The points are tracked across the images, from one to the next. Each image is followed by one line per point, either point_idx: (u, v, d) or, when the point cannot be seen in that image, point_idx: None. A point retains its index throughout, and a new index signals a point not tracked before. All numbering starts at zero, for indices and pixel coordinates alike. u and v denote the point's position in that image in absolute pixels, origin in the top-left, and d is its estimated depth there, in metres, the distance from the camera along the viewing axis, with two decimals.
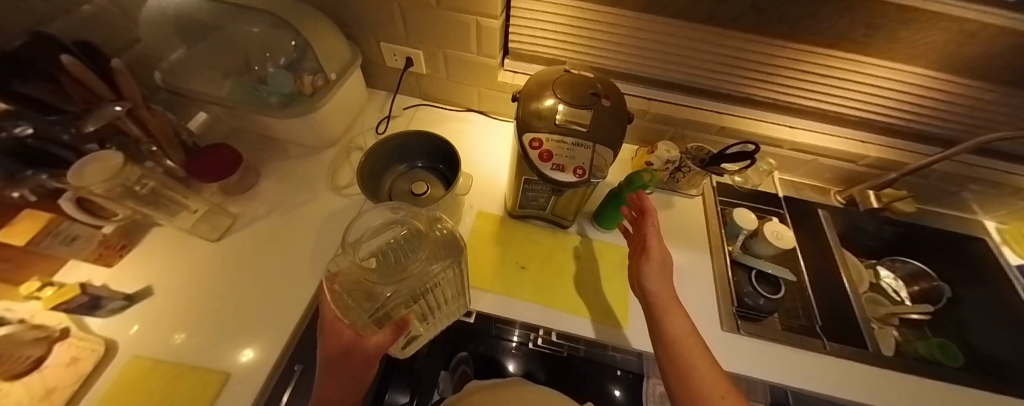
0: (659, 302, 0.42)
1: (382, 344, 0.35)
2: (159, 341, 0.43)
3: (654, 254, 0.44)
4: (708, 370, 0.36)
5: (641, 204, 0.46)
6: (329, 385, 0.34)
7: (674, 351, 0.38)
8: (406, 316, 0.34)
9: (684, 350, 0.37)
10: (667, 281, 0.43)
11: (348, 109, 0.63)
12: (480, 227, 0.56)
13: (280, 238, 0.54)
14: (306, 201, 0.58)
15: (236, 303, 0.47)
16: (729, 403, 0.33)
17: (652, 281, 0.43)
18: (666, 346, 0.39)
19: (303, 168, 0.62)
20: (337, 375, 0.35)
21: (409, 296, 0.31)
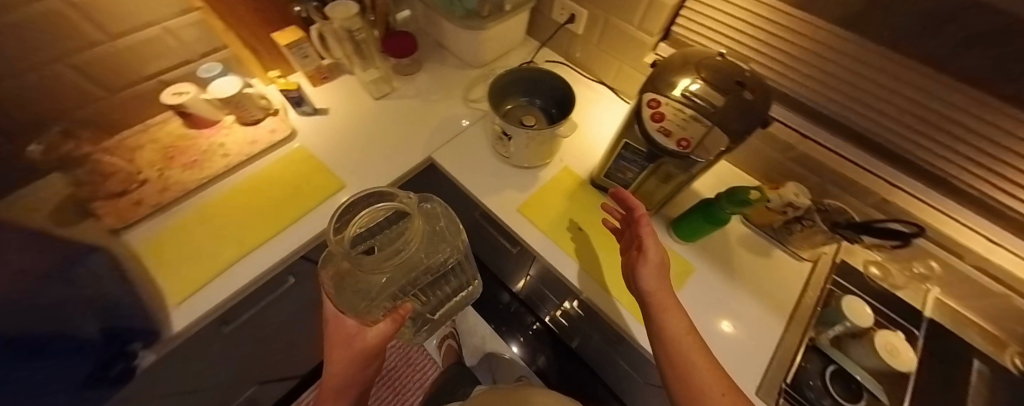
0: (658, 302, 0.40)
1: (380, 335, 0.41)
2: (313, 167, 0.58)
3: (652, 254, 0.42)
4: (708, 366, 0.35)
5: (625, 201, 0.45)
6: (334, 374, 0.42)
7: (673, 353, 0.36)
8: (400, 305, 0.40)
9: (682, 350, 0.36)
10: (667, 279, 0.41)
11: (504, 42, 0.71)
12: (560, 179, 0.60)
13: (413, 118, 0.65)
14: (441, 100, 0.68)
15: (363, 159, 0.59)
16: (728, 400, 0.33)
17: (648, 281, 0.41)
18: (660, 343, 0.38)
19: (449, 75, 0.72)
20: (343, 358, 0.41)
21: (400, 284, 0.36)
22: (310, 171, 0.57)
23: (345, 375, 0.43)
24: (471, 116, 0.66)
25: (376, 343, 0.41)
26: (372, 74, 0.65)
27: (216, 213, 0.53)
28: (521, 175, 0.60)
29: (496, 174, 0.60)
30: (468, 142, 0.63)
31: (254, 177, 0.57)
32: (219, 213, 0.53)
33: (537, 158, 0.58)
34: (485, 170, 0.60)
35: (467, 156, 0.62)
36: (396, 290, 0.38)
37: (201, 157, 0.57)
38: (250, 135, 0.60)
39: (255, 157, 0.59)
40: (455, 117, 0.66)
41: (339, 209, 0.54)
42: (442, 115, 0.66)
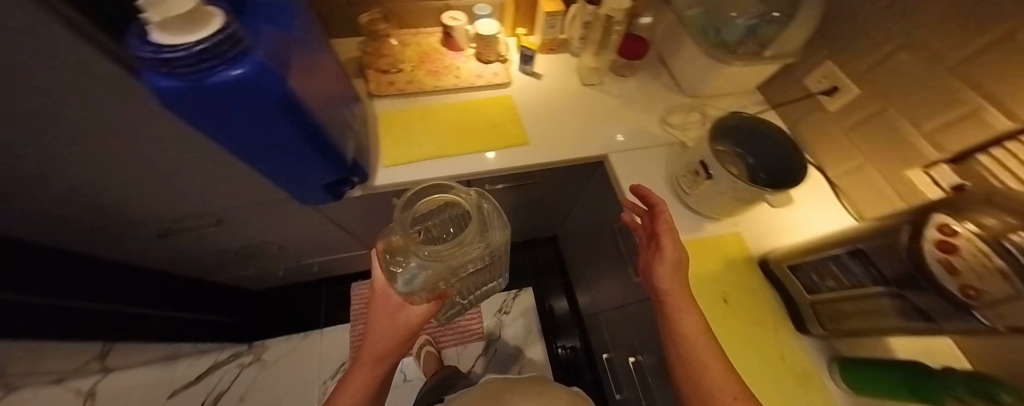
0: (672, 301, 0.43)
1: (422, 311, 0.48)
2: (509, 113, 0.65)
3: (669, 252, 0.44)
4: (718, 372, 0.37)
5: (644, 196, 0.47)
6: (377, 337, 0.47)
7: (685, 355, 0.39)
8: (442, 290, 0.46)
9: (695, 348, 0.39)
10: (684, 279, 0.43)
11: (733, 83, 0.66)
12: (728, 240, 0.55)
13: (607, 114, 0.67)
14: (640, 110, 0.68)
15: (549, 127, 0.65)
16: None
17: (662, 276, 0.44)
18: (673, 339, 0.41)
19: (657, 91, 0.71)
20: (384, 331, 0.47)
21: (448, 272, 0.41)
22: (507, 119, 0.65)
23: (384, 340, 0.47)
24: (661, 137, 0.65)
25: (417, 320, 0.47)
26: (595, 63, 0.68)
27: (433, 117, 0.64)
28: (687, 215, 0.57)
29: (663, 202, 0.58)
30: (648, 160, 0.62)
31: (467, 103, 0.67)
32: (435, 119, 0.64)
33: (718, 209, 0.54)
34: (654, 193, 0.59)
35: (642, 173, 0.61)
36: (439, 281, 0.43)
37: (442, 71, 0.69)
38: (479, 69, 0.70)
39: (474, 89, 0.68)
40: (646, 132, 0.65)
41: (517, 160, 0.61)
42: (635, 124, 0.66)
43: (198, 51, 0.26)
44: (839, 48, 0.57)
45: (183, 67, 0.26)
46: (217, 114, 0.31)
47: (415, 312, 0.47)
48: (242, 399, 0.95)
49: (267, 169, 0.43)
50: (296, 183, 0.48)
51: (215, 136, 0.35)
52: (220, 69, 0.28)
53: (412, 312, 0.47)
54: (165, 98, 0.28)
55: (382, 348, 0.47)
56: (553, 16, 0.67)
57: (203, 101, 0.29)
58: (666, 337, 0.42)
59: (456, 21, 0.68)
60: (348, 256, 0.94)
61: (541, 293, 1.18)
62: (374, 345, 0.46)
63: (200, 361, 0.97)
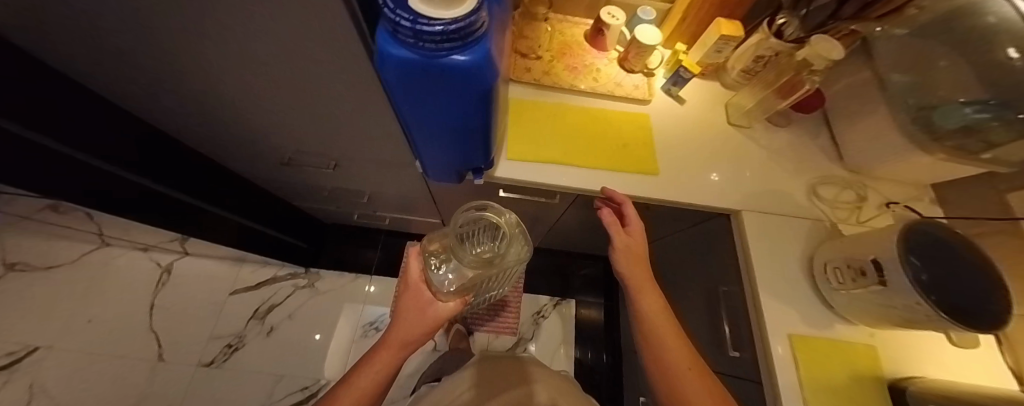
0: (634, 284, 0.49)
1: (450, 309, 0.46)
2: (642, 130, 0.60)
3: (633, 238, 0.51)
4: (677, 346, 0.44)
5: (613, 196, 0.52)
6: (402, 327, 0.45)
7: (650, 330, 0.46)
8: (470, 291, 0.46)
9: (657, 328, 0.45)
10: (644, 264, 0.50)
11: (912, 172, 0.57)
12: (856, 349, 0.48)
13: (749, 166, 0.60)
14: (786, 171, 0.61)
15: (680, 159, 0.59)
16: (694, 373, 0.42)
17: (626, 262, 0.50)
18: (639, 319, 0.47)
19: (808, 154, 0.63)
20: (413, 322, 0.45)
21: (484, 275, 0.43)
22: (640, 141, 0.60)
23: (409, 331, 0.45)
24: (806, 210, 0.58)
25: (446, 315, 0.46)
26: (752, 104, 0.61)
27: (563, 118, 0.60)
28: (816, 306, 0.51)
29: (791, 283, 0.52)
30: (784, 231, 0.56)
31: (600, 111, 0.62)
32: (565, 120, 0.60)
33: (860, 313, 0.48)
34: (784, 270, 0.53)
35: (775, 243, 0.55)
36: (472, 282, 0.45)
37: (582, 69, 0.64)
38: (622, 78, 0.65)
39: (611, 97, 0.63)
40: (789, 198, 0.58)
41: (639, 189, 0.56)
42: (777, 185, 0.59)
43: (446, 34, 0.23)
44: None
45: (425, 47, 0.25)
46: (419, 91, 0.30)
47: (443, 308, 0.46)
48: (291, 317, 1.03)
49: (420, 145, 0.43)
50: (436, 162, 0.47)
51: (400, 107, 0.34)
52: (451, 57, 0.26)
53: (443, 307, 0.46)
54: (383, 67, 0.27)
55: (411, 337, 0.45)
56: (726, 40, 0.59)
57: (418, 79, 0.28)
58: (634, 319, 0.48)
59: (616, 20, 0.62)
60: (419, 219, 0.97)
61: (581, 307, 1.16)
62: (403, 332, 0.45)
63: (264, 270, 1.06)
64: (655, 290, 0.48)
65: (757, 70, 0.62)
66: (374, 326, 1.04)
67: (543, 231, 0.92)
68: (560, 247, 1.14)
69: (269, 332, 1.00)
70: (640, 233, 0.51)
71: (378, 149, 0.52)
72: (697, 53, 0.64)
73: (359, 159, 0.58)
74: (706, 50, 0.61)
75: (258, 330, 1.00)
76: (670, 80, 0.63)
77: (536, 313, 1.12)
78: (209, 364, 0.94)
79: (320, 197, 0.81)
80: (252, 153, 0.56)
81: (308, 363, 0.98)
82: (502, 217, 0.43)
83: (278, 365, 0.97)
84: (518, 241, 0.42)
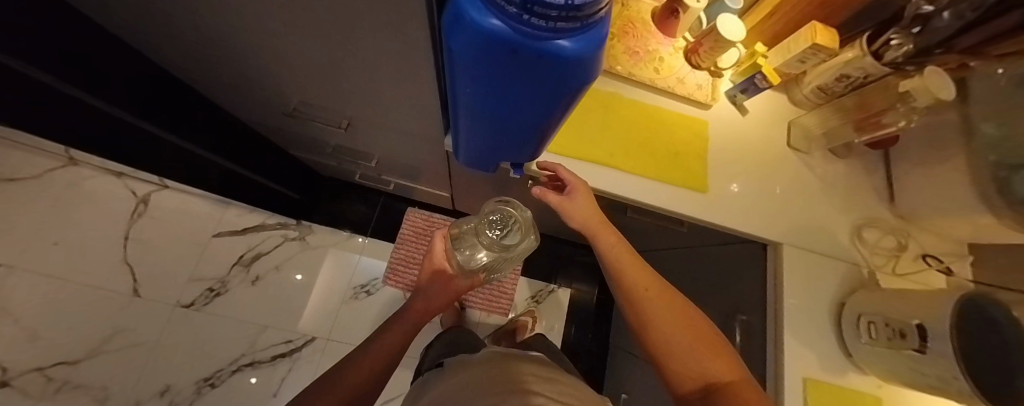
0: (590, 227, 0.47)
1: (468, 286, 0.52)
2: (696, 139, 0.56)
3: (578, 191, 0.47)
4: (639, 272, 0.44)
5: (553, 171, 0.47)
6: (424, 298, 0.50)
7: (612, 263, 0.45)
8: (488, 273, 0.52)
9: (617, 258, 0.45)
10: (592, 206, 0.47)
11: (963, 231, 0.53)
12: (862, 395, 0.49)
13: (797, 197, 0.57)
14: (835, 206, 0.57)
15: (730, 177, 0.55)
16: (652, 290, 0.42)
17: (576, 208, 0.46)
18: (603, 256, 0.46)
19: (858, 190, 0.59)
20: (435, 293, 0.50)
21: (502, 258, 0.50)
22: (693, 152, 0.55)
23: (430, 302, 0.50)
24: (845, 252, 0.55)
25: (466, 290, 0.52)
26: (814, 128, 0.60)
27: (615, 111, 0.55)
28: (836, 352, 0.51)
29: (816, 326, 0.51)
30: (820, 271, 0.54)
31: (655, 110, 0.57)
32: (617, 116, 0.55)
33: (880, 368, 0.47)
34: (812, 311, 0.52)
35: (809, 284, 0.53)
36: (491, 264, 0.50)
37: (644, 56, 0.59)
38: (684, 74, 0.60)
39: (669, 95, 0.59)
40: (831, 236, 0.55)
41: (687, 202, 0.52)
42: (822, 220, 0.56)
43: (564, 13, 0.15)
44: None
45: (527, 22, 0.16)
46: (490, 70, 0.22)
47: (463, 285, 0.52)
48: (279, 269, 0.99)
49: (463, 123, 0.35)
50: (475, 145, 0.39)
51: (455, 81, 0.26)
52: (554, 40, 0.18)
53: (463, 281, 0.52)
54: (455, 32, 0.19)
55: (432, 306, 0.50)
56: (813, 51, 0.53)
57: (497, 56, 0.20)
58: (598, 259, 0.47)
59: (698, 3, 0.55)
60: (426, 189, 0.92)
61: (576, 297, 1.17)
62: (426, 299, 0.49)
63: (252, 216, 0.99)
64: (609, 226, 0.47)
65: (836, 91, 0.57)
66: (365, 289, 1.02)
67: (555, 221, 0.89)
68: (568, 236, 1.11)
69: (254, 281, 0.96)
70: (582, 193, 0.47)
71: (407, 115, 0.46)
72: (777, 58, 0.58)
73: (379, 121, 0.51)
74: (788, 58, 0.56)
75: (242, 278, 0.95)
76: (739, 86, 0.59)
77: (530, 298, 1.11)
78: (189, 306, 0.89)
79: (323, 151, 0.75)
80: (260, 94, 0.50)
81: (294, 317, 0.96)
82: (520, 211, 0.52)
83: (264, 315, 0.94)
84: (529, 230, 0.51)
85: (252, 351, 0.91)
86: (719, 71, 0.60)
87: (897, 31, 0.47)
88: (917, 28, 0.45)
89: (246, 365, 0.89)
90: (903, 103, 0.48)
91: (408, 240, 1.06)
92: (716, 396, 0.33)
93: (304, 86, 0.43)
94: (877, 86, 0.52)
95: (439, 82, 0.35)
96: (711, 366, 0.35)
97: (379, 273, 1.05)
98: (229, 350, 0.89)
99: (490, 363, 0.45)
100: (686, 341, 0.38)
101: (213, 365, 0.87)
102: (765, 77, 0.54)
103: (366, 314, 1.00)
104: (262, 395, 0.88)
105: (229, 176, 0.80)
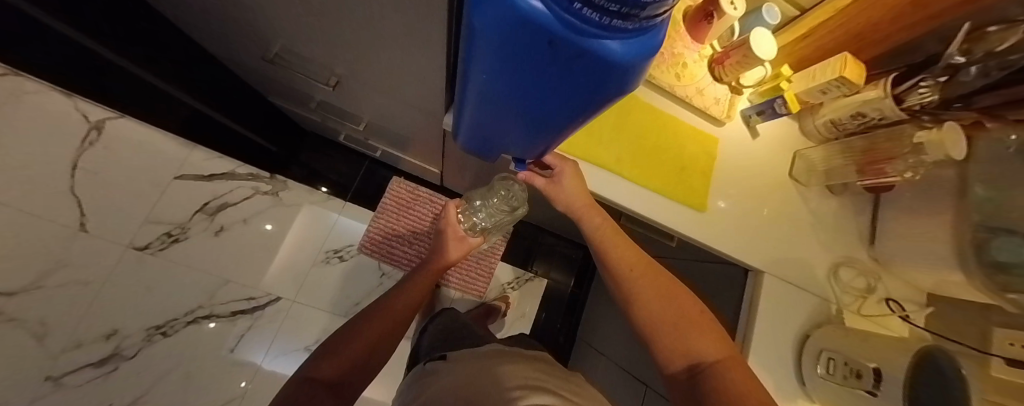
0: (578, 208, 0.45)
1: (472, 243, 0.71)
2: (703, 156, 0.54)
3: (567, 169, 0.44)
4: (627, 251, 0.45)
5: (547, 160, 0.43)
6: (439, 252, 0.66)
7: (604, 247, 0.45)
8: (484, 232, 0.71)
9: (606, 241, 0.45)
10: (583, 187, 0.45)
11: (928, 282, 0.56)
12: None
13: (787, 229, 0.57)
14: (819, 242, 0.58)
15: (730, 197, 0.55)
16: (638, 268, 0.43)
17: (570, 186, 0.44)
18: (596, 240, 0.45)
19: (843, 227, 0.61)
20: (448, 248, 0.67)
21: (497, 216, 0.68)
22: (700, 169, 0.53)
23: (443, 254, 0.66)
24: (819, 287, 0.57)
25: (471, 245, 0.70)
26: (819, 163, 0.60)
27: (629, 114, 0.52)
28: (791, 379, 0.53)
29: (778, 354, 0.53)
30: (792, 303, 0.55)
31: (668, 118, 0.55)
32: (629, 119, 0.52)
33: (829, 397, 0.50)
34: (777, 340, 0.53)
35: (780, 314, 0.54)
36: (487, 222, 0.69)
37: (668, 58, 0.56)
38: (704, 85, 0.58)
39: (685, 104, 0.57)
40: (810, 271, 0.57)
41: (685, 221, 0.51)
42: (804, 254, 0.57)
43: (625, 10, 0.11)
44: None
45: (576, 12, 0.13)
46: (514, 59, 0.19)
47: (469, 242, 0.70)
48: (246, 222, 0.93)
49: (469, 107, 0.31)
50: (479, 131, 0.36)
51: (470, 62, 0.22)
52: (600, 38, 0.15)
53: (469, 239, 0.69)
54: (479, 11, 0.15)
55: (445, 257, 0.66)
56: (837, 84, 0.52)
57: (527, 45, 0.17)
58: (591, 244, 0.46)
59: (735, 11, 0.51)
60: (414, 161, 0.87)
61: (551, 287, 1.19)
62: (441, 253, 0.66)
63: (220, 162, 0.91)
64: (597, 205, 0.45)
65: (848, 128, 0.56)
66: (338, 254, 1.00)
67: (545, 213, 0.87)
68: (553, 228, 1.11)
69: (218, 232, 0.90)
70: (571, 174, 0.44)
71: (407, 84, 0.41)
72: (800, 84, 0.56)
73: (374, 85, 0.46)
74: (811, 86, 0.54)
75: (204, 227, 0.89)
76: (756, 108, 0.57)
77: (508, 283, 1.10)
78: (143, 249, 0.82)
79: (306, 104, 0.69)
80: (235, 30, 0.43)
81: (259, 273, 0.92)
82: (519, 185, 0.62)
83: (227, 268, 0.89)
84: (523, 202, 0.64)
85: (210, 304, 0.86)
86: (740, 87, 0.59)
87: (927, 78, 0.46)
88: (946, 78, 0.46)
89: (203, 317, 0.85)
90: (914, 154, 0.49)
91: (389, 209, 1.02)
92: (702, 374, 0.33)
93: (285, 29, 0.37)
94: (889, 132, 0.52)
95: (448, 55, 0.31)
96: (697, 343, 0.35)
97: (354, 240, 1.02)
98: (185, 300, 0.84)
99: (480, 367, 0.44)
100: (673, 318, 0.38)
101: (166, 314, 0.82)
102: (786, 103, 0.52)
103: (334, 278, 0.98)
104: (217, 346, 0.85)
105: (197, 114, 0.73)
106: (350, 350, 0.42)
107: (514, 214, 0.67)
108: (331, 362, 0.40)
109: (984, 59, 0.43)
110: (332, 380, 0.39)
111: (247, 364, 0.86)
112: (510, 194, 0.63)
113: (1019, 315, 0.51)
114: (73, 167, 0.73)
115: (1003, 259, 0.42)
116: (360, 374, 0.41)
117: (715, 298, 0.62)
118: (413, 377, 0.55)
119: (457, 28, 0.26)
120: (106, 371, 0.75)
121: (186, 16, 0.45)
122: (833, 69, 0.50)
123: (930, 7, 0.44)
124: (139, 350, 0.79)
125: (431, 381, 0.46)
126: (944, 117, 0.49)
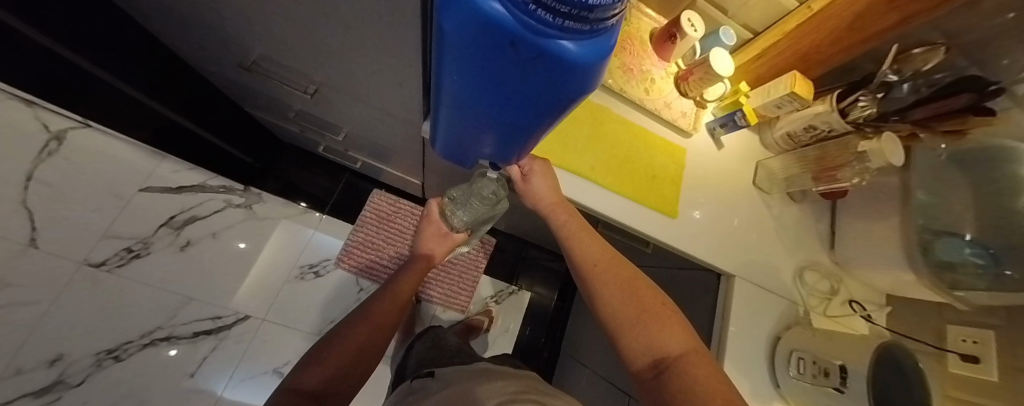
0: (549, 205, 0.46)
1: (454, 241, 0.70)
2: (677, 166, 0.57)
3: (538, 167, 0.45)
4: (593, 245, 0.45)
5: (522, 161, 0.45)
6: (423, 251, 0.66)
7: (574, 243, 0.45)
8: (467, 231, 0.71)
9: (575, 236, 0.45)
10: (555, 185, 0.46)
11: (886, 284, 0.59)
12: None
13: (753, 235, 0.60)
14: (784, 246, 0.62)
15: (700, 203, 0.58)
16: (602, 262, 0.44)
17: (545, 185, 0.45)
18: (568, 238, 0.45)
19: (804, 232, 0.64)
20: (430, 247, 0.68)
21: (480, 215, 0.64)
22: (670, 178, 0.56)
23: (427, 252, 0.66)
24: (787, 290, 0.60)
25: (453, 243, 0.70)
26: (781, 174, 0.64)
27: (602, 125, 0.55)
28: (766, 384, 0.54)
29: (753, 356, 0.54)
30: (763, 308, 0.57)
31: (640, 129, 0.58)
32: (603, 130, 0.54)
33: (802, 398, 0.52)
34: (751, 344, 0.54)
35: (751, 317, 0.55)
36: (468, 221, 0.67)
37: (637, 74, 0.60)
38: (671, 99, 0.62)
39: (655, 117, 0.60)
40: (779, 275, 0.60)
41: (661, 231, 0.52)
42: (772, 259, 0.60)
43: (575, 12, 0.13)
44: (997, 325, 0.50)
45: (533, 14, 0.14)
46: (478, 60, 0.19)
47: (452, 241, 0.71)
48: (216, 236, 0.90)
49: (444, 111, 0.31)
50: (454, 136, 0.37)
51: (440, 66, 0.23)
52: (557, 39, 0.16)
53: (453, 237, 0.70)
54: (445, 12, 0.15)
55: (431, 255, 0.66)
56: (790, 99, 0.56)
57: (491, 47, 0.17)
58: (561, 241, 0.46)
59: (695, 33, 0.56)
60: (396, 173, 0.87)
61: (536, 301, 1.17)
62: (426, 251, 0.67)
63: (189, 174, 0.89)
64: (565, 204, 0.46)
65: (802, 141, 0.61)
66: (314, 270, 0.97)
67: (526, 224, 0.88)
68: (535, 241, 1.11)
69: (184, 246, 0.86)
70: (543, 172, 0.45)
71: (388, 93, 0.42)
72: (760, 99, 0.60)
73: (355, 94, 0.46)
74: (767, 101, 0.59)
75: (169, 242, 0.84)
76: (719, 120, 0.62)
77: (490, 296, 1.10)
78: (99, 265, 0.76)
79: (285, 114, 0.69)
80: (212, 37, 0.43)
81: (227, 291, 0.87)
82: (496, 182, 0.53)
83: (191, 284, 0.84)
84: (501, 201, 0.59)
85: (171, 324, 0.80)
86: (704, 102, 0.63)
87: (866, 94, 0.51)
88: (882, 94, 0.51)
89: (161, 339, 0.79)
90: (859, 161, 0.55)
91: (370, 222, 1.01)
92: (667, 372, 0.33)
93: (266, 37, 0.37)
94: (838, 143, 0.57)
95: (424, 59, 0.31)
96: (661, 339, 0.36)
97: (331, 254, 0.99)
98: (142, 320, 0.78)
99: (460, 386, 0.42)
100: (636, 312, 0.38)
101: (122, 336, 0.75)
102: (745, 116, 0.57)
103: (308, 294, 0.95)
104: (176, 372, 0.79)
105: (173, 125, 0.71)
106: (335, 356, 0.39)
107: (497, 210, 0.63)
108: (316, 371, 0.36)
109: (913, 78, 0.49)
110: (318, 390, 0.35)
111: (208, 390, 0.80)
112: (489, 193, 0.56)
113: (970, 312, 0.54)
114: (28, 179, 0.67)
115: (951, 259, 0.46)
116: (349, 380, 0.38)
117: (691, 305, 0.63)
118: (398, 395, 0.53)
119: (431, 32, 0.27)
120: (47, 401, 0.67)
121: (170, 26, 0.45)
122: (784, 86, 0.55)
123: (864, 32, 0.50)
124: (86, 378, 0.71)
125: (417, 398, 0.45)
126: (885, 128, 0.53)
